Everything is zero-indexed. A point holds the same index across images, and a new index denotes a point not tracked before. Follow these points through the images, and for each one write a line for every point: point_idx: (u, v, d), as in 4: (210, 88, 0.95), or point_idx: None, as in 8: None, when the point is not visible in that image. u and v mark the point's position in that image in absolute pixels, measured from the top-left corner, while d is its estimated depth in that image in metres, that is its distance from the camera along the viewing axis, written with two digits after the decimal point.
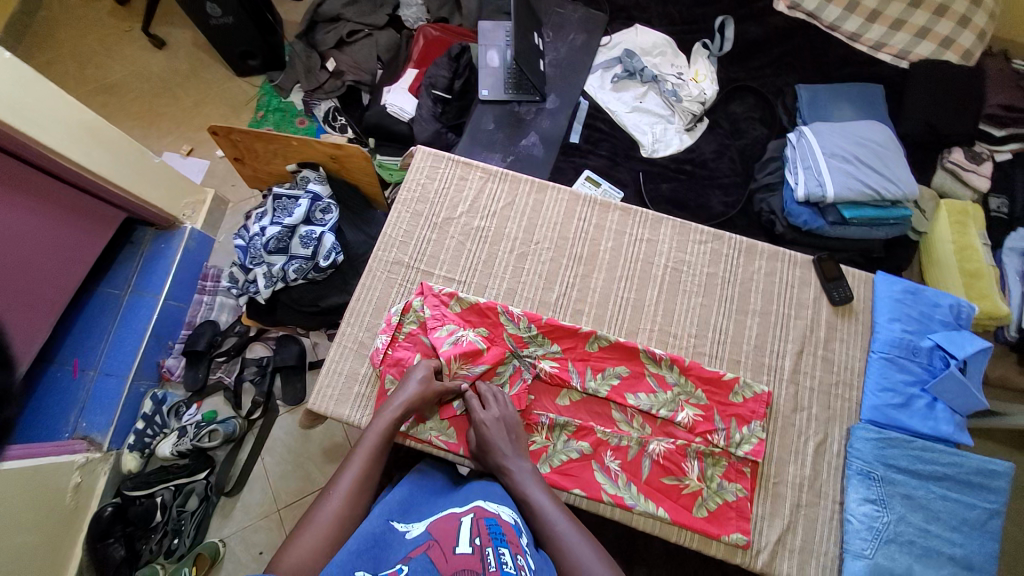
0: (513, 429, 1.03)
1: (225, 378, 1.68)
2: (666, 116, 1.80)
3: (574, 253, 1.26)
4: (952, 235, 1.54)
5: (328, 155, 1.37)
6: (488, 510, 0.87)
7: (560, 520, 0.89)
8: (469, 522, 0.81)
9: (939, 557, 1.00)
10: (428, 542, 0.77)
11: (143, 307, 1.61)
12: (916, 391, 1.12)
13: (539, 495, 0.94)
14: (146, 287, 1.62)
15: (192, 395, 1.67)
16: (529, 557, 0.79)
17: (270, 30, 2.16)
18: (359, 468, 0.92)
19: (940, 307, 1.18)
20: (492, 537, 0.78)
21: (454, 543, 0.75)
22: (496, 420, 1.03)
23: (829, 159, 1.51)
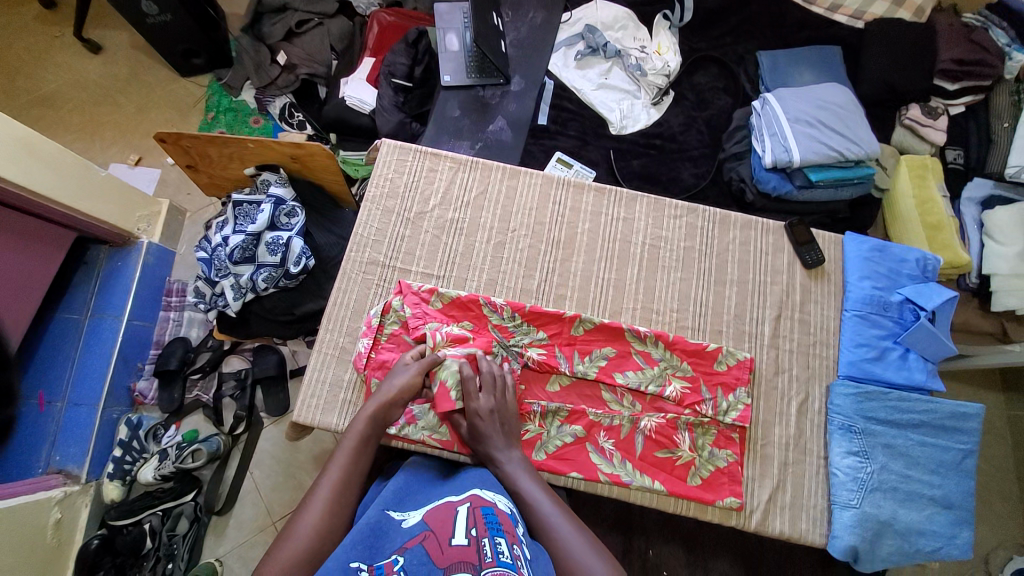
0: (506, 420, 1.01)
1: (203, 395, 1.64)
2: (632, 91, 1.79)
3: (552, 238, 1.25)
4: (913, 190, 1.60)
5: (289, 155, 1.31)
6: (484, 498, 0.86)
7: (546, 505, 0.89)
8: (465, 512, 0.81)
9: (920, 499, 1.06)
10: (424, 534, 0.76)
11: (106, 329, 1.53)
12: (890, 344, 1.17)
13: (525, 484, 0.93)
14: (106, 308, 1.54)
15: (170, 415, 1.61)
16: (525, 546, 0.79)
17: (213, 25, 2.04)
18: (341, 471, 0.89)
19: (908, 261, 1.22)
20: (488, 528, 0.77)
21: (450, 535, 0.75)
22: (490, 410, 0.99)
23: (794, 124, 1.52)
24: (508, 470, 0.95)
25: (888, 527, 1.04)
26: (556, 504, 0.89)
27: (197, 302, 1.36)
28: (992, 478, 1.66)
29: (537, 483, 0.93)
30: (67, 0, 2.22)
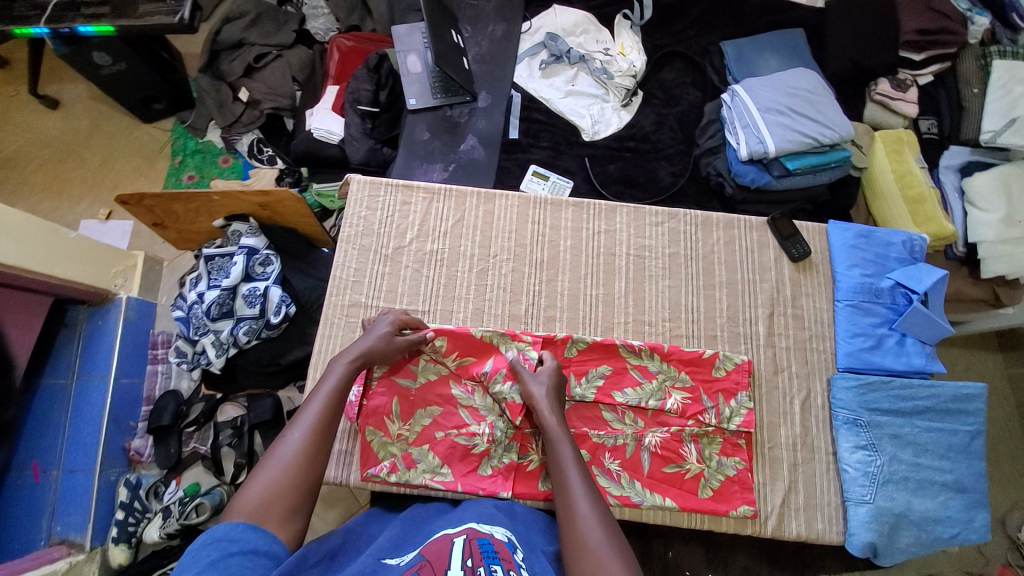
0: (560, 400, 1.01)
1: (201, 446, 1.57)
2: (601, 95, 1.77)
3: (534, 259, 1.22)
4: (890, 165, 1.58)
5: (257, 203, 1.27)
6: (481, 531, 0.86)
7: (589, 513, 0.80)
8: (461, 543, 0.80)
9: (933, 486, 1.05)
10: (419, 564, 0.75)
11: (94, 392, 1.48)
12: (885, 331, 1.15)
13: (575, 486, 0.84)
14: (92, 370, 1.49)
15: (168, 471, 1.55)
16: (523, 571, 0.78)
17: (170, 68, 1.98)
18: (316, 412, 0.88)
19: (894, 244, 1.21)
20: (484, 556, 0.76)
21: (446, 564, 0.74)
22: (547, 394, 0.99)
23: (765, 114, 1.51)
24: (559, 458, 0.89)
25: (904, 518, 1.03)
26: (603, 522, 0.79)
27: (180, 361, 1.33)
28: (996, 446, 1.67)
29: (588, 493, 0.83)
30: (18, 57, 2.16)
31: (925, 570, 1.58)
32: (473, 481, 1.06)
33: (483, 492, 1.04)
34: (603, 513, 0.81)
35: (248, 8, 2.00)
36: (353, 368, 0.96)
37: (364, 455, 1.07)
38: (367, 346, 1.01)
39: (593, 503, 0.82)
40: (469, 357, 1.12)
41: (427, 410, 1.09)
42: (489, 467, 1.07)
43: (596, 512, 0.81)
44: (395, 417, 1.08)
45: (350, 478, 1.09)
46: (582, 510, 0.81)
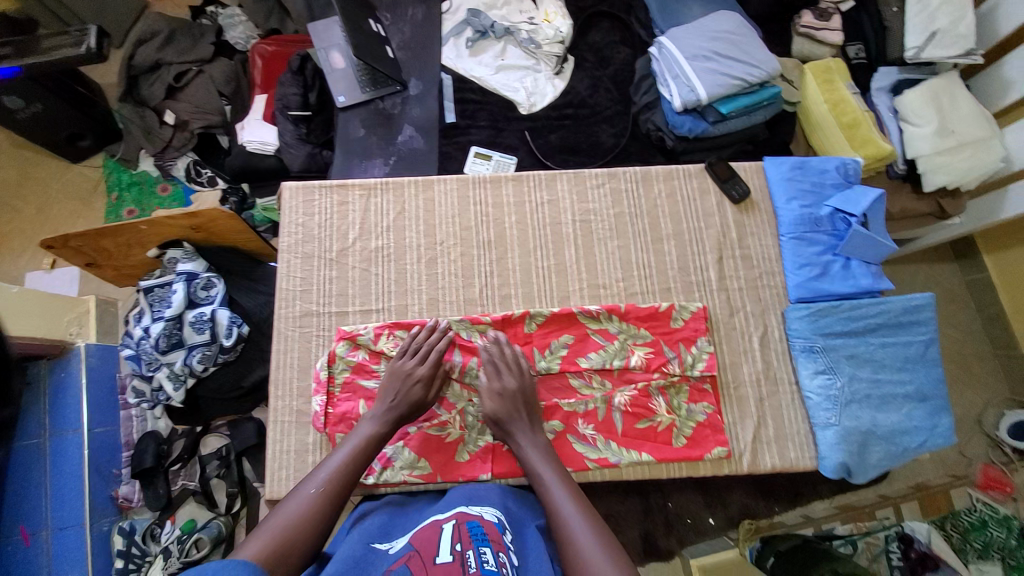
0: (531, 410, 1.04)
1: (191, 483, 1.54)
2: (532, 66, 1.75)
3: (481, 240, 1.21)
4: (823, 95, 1.61)
5: (190, 226, 1.22)
6: (471, 513, 0.87)
7: (565, 502, 0.89)
8: (450, 529, 0.81)
9: (896, 398, 1.08)
10: (409, 555, 0.77)
11: (71, 445, 1.43)
12: (830, 257, 1.17)
13: (550, 481, 0.93)
14: (64, 424, 1.44)
15: (161, 512, 1.51)
16: (512, 554, 0.80)
17: (88, 102, 1.87)
18: (333, 470, 0.90)
19: (828, 172, 1.22)
20: (473, 539, 0.78)
21: (435, 552, 0.75)
22: (501, 400, 1.03)
23: (693, 62, 1.51)
24: (528, 456, 0.98)
25: (871, 435, 1.06)
26: (580, 508, 0.88)
27: (141, 399, 1.29)
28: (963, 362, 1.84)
29: (560, 482, 0.93)
30: None
31: (914, 482, 1.73)
32: (453, 470, 1.06)
33: (463, 478, 1.05)
34: (578, 500, 0.90)
35: (159, 28, 1.93)
36: (382, 433, 0.98)
37: None
38: (395, 402, 1.01)
39: (568, 495, 0.90)
40: None
41: None
42: (466, 451, 1.07)
43: (570, 500, 0.90)
44: (364, 420, 1.06)
45: None
46: (561, 505, 0.89)
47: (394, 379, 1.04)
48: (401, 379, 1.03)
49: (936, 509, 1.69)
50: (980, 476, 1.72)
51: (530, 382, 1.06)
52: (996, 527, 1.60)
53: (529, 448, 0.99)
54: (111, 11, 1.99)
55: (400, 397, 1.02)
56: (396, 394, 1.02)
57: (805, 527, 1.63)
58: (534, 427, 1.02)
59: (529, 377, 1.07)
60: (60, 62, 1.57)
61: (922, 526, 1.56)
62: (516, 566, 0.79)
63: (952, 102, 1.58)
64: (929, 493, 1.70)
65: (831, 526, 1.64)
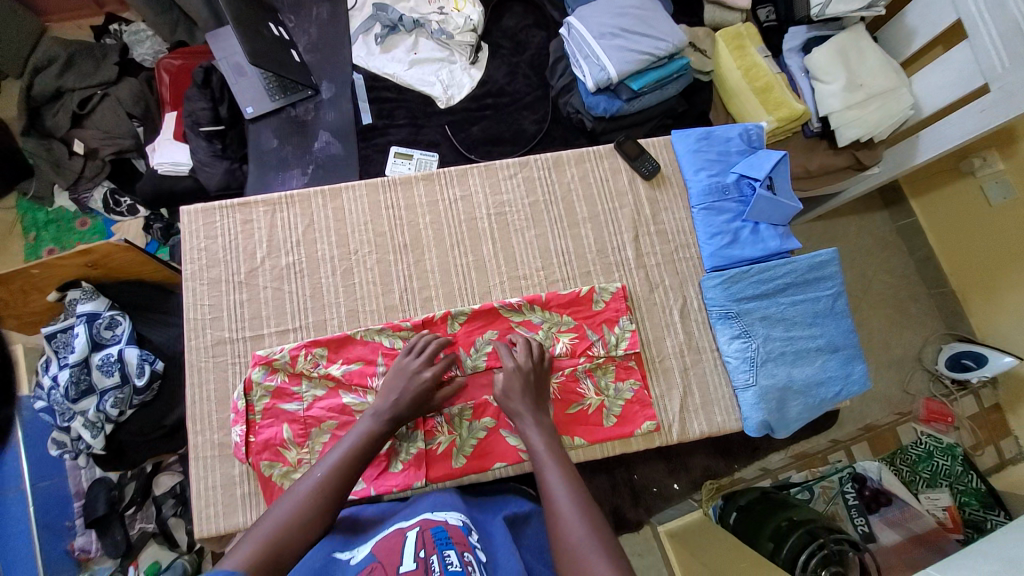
0: (540, 394, 1.04)
1: (150, 525, 1.46)
2: (446, 58, 1.70)
3: (397, 244, 1.18)
4: (734, 62, 1.62)
5: (84, 264, 1.17)
6: (436, 518, 0.88)
7: (559, 486, 0.88)
8: (413, 536, 0.81)
9: (810, 353, 1.12)
10: (372, 566, 0.76)
11: (15, 504, 1.46)
12: (739, 224, 1.20)
13: (547, 466, 0.91)
14: (6, 484, 1.47)
15: (121, 559, 1.42)
16: (478, 551, 0.82)
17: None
18: (327, 470, 0.89)
19: (732, 139, 1.25)
20: (437, 543, 0.78)
21: (399, 561, 0.75)
22: (511, 376, 1.03)
23: (601, 40, 1.50)
24: (528, 441, 0.96)
25: (789, 390, 1.10)
26: (573, 491, 0.86)
27: (64, 452, 1.24)
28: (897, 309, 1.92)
29: (556, 464, 0.92)
30: None
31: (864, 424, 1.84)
32: (386, 481, 1.05)
33: (397, 488, 1.03)
34: (574, 484, 0.88)
35: (55, 52, 1.81)
36: (379, 433, 0.96)
37: (267, 491, 1.04)
38: (398, 400, 1.00)
39: (563, 479, 0.89)
40: (355, 363, 1.10)
41: (323, 426, 1.07)
42: (398, 462, 1.06)
43: (565, 483, 0.88)
44: (290, 443, 1.06)
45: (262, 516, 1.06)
46: (556, 488, 0.87)
47: (398, 376, 1.03)
48: (402, 376, 1.03)
49: (884, 446, 1.76)
50: (922, 410, 1.79)
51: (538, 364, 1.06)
52: (941, 456, 1.66)
53: (530, 429, 0.98)
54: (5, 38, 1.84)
55: (402, 396, 1.00)
56: (401, 391, 1.01)
57: (763, 479, 1.68)
58: (540, 411, 1.01)
59: (538, 354, 1.08)
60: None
61: (872, 465, 1.66)
62: (483, 563, 0.81)
63: (858, 56, 1.57)
64: (878, 433, 1.81)
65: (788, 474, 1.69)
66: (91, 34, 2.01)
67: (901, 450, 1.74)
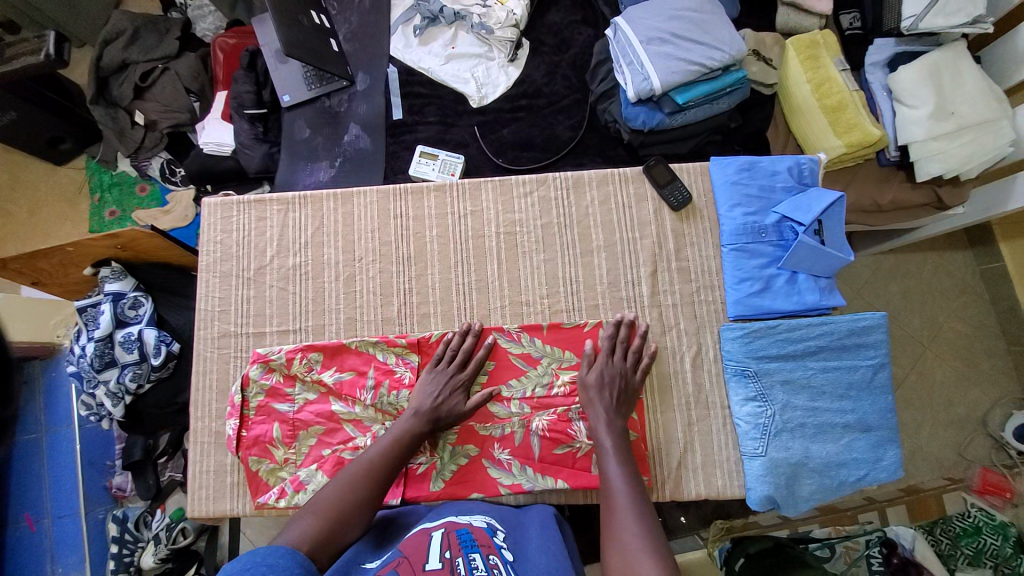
0: (622, 397, 1.00)
1: (179, 474, 1.54)
2: (484, 53, 1.62)
3: (401, 255, 1.16)
4: (805, 75, 1.40)
5: (116, 245, 1.26)
6: (459, 522, 0.83)
7: (618, 479, 0.87)
8: (439, 536, 0.76)
9: (834, 428, 1.00)
10: (397, 560, 0.71)
11: (64, 441, 1.50)
12: (774, 271, 1.08)
13: (608, 456, 0.91)
14: (58, 421, 1.52)
15: (151, 501, 1.51)
16: (505, 552, 0.77)
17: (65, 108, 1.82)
18: (375, 455, 0.92)
19: (779, 173, 1.12)
20: (463, 546, 0.73)
21: (424, 559, 0.71)
22: (600, 373, 1.01)
23: (648, 46, 1.36)
24: (597, 434, 0.95)
25: (802, 467, 0.99)
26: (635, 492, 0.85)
27: (90, 415, 1.33)
28: (969, 368, 1.67)
29: (620, 464, 0.90)
30: None
31: (905, 484, 1.60)
32: None
33: None
34: (638, 492, 0.86)
35: (123, 25, 1.78)
36: (421, 429, 0.97)
37: (252, 485, 1.06)
38: (432, 399, 1.00)
39: (625, 478, 0.87)
40: (347, 373, 1.09)
41: (310, 430, 1.08)
42: None
43: (626, 481, 0.87)
44: (278, 443, 1.07)
45: (244, 509, 1.09)
46: (615, 484, 0.87)
47: (433, 380, 1.03)
48: (437, 378, 1.03)
49: (924, 513, 1.56)
50: (976, 480, 1.57)
51: (626, 369, 1.02)
52: (990, 534, 1.47)
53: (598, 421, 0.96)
54: (84, 15, 1.87)
55: (440, 398, 1.00)
56: (435, 393, 1.01)
57: (779, 529, 1.50)
58: (617, 411, 0.98)
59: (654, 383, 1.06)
60: (22, 69, 1.58)
61: (906, 531, 1.45)
62: (510, 563, 0.75)
63: (953, 79, 1.34)
64: (920, 496, 1.57)
65: (809, 528, 1.51)
66: (159, 8, 2.05)
67: (944, 519, 1.53)
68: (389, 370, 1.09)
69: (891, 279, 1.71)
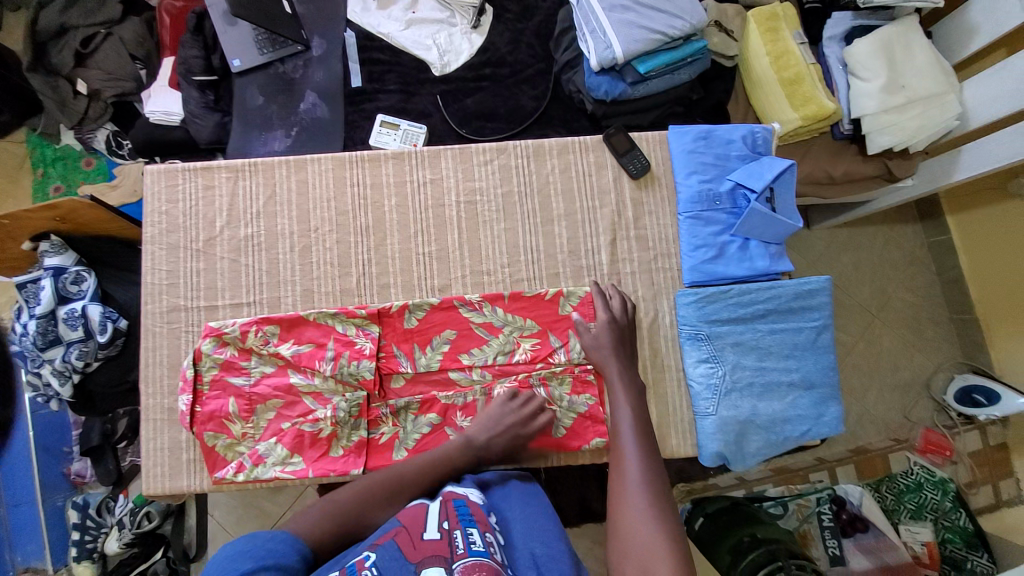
0: (628, 352, 1.05)
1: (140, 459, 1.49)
2: (446, 19, 1.58)
3: (359, 225, 1.14)
4: (765, 47, 1.42)
5: (55, 218, 1.20)
6: (457, 492, 0.82)
7: (629, 441, 0.92)
8: (437, 507, 0.77)
9: (780, 387, 1.05)
10: (396, 529, 0.72)
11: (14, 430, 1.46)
12: (728, 237, 1.11)
13: (622, 421, 0.95)
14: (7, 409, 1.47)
15: (114, 486, 1.48)
16: (499, 531, 0.77)
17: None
18: (404, 468, 0.89)
19: (735, 142, 1.14)
20: (460, 519, 0.74)
21: (422, 529, 0.72)
22: (608, 327, 1.04)
23: (611, 13, 1.35)
24: (614, 394, 0.99)
25: (750, 424, 1.04)
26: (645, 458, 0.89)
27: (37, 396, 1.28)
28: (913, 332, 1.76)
29: (634, 431, 0.94)
30: None
31: (853, 445, 1.69)
32: (324, 465, 1.04)
33: (333, 474, 1.02)
34: (649, 462, 0.89)
35: None
36: (464, 460, 0.93)
37: (210, 461, 1.04)
38: (489, 435, 0.97)
39: (636, 444, 0.92)
40: (305, 346, 1.07)
41: (268, 404, 1.06)
42: (339, 447, 1.05)
43: (636, 441, 0.92)
44: (235, 417, 1.05)
45: (203, 485, 1.07)
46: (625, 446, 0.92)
47: (499, 415, 1.00)
48: (502, 415, 1.00)
49: (871, 471, 1.65)
50: (919, 440, 1.68)
51: (626, 321, 1.06)
52: (930, 489, 1.56)
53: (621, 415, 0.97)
54: None
55: (495, 435, 0.97)
56: (494, 429, 0.98)
57: (737, 488, 1.59)
58: (628, 368, 1.02)
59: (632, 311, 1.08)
60: None
61: (855, 489, 1.54)
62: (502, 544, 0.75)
63: (904, 53, 1.37)
64: (868, 456, 1.67)
65: (763, 488, 1.60)
66: None
67: (889, 477, 1.63)
68: (351, 341, 1.08)
69: (843, 250, 1.78)
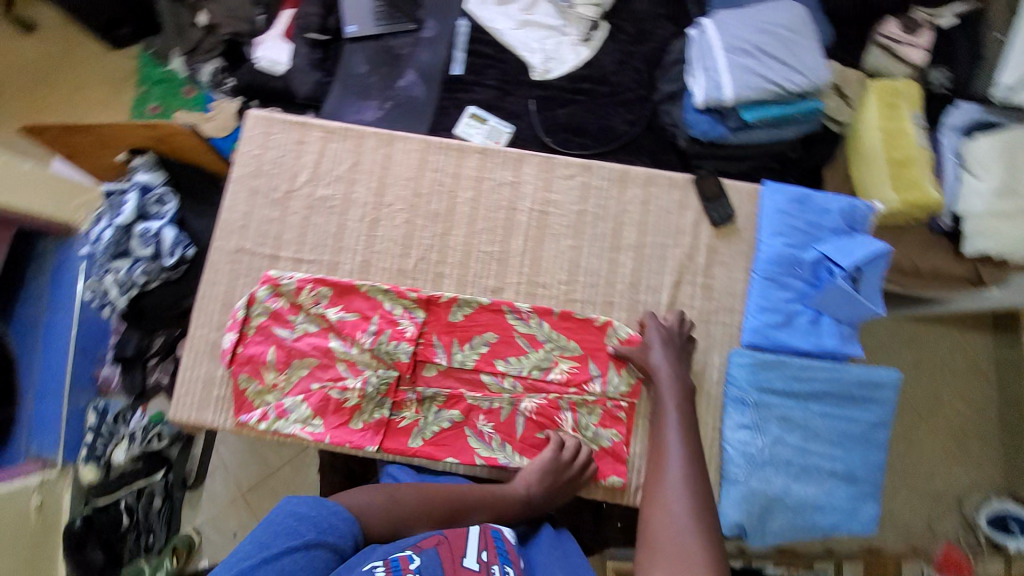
0: (683, 360, 1.03)
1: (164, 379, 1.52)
2: (559, 27, 1.57)
3: (429, 210, 1.14)
4: (880, 121, 1.34)
5: (151, 137, 1.30)
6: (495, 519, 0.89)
7: (674, 436, 0.95)
8: (477, 530, 0.84)
9: (818, 472, 0.99)
10: (439, 538, 0.81)
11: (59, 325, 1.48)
12: (799, 308, 1.05)
13: (669, 415, 0.98)
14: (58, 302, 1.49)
15: (135, 399, 1.50)
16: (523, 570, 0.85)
17: None
18: (465, 492, 0.95)
19: (831, 213, 1.08)
20: (498, 552, 0.82)
21: (463, 551, 0.80)
22: (665, 347, 1.03)
23: (728, 55, 1.31)
24: (661, 391, 1.00)
25: (778, 502, 0.98)
26: (687, 462, 0.92)
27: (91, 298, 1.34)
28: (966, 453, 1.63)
29: (681, 432, 0.96)
30: None
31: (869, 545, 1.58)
32: (342, 434, 1.05)
33: (348, 444, 1.03)
34: (690, 465, 0.92)
35: None
36: (515, 506, 0.96)
37: (237, 402, 1.07)
38: (547, 488, 0.97)
39: (681, 445, 0.94)
40: (351, 313, 1.09)
41: (304, 360, 1.08)
42: (360, 420, 1.05)
43: (681, 437, 0.95)
44: (270, 366, 1.07)
45: (224, 424, 1.10)
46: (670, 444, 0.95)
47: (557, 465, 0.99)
48: (559, 470, 0.99)
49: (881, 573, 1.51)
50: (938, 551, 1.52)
51: (682, 329, 1.05)
52: None
53: (669, 425, 0.97)
54: None
55: (551, 488, 0.98)
56: (552, 483, 0.98)
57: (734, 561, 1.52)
58: (681, 371, 1.01)
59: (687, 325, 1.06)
60: None
61: None
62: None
63: None
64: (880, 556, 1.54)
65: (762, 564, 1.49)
66: None
67: None
68: (395, 320, 1.08)
69: (910, 347, 1.67)
